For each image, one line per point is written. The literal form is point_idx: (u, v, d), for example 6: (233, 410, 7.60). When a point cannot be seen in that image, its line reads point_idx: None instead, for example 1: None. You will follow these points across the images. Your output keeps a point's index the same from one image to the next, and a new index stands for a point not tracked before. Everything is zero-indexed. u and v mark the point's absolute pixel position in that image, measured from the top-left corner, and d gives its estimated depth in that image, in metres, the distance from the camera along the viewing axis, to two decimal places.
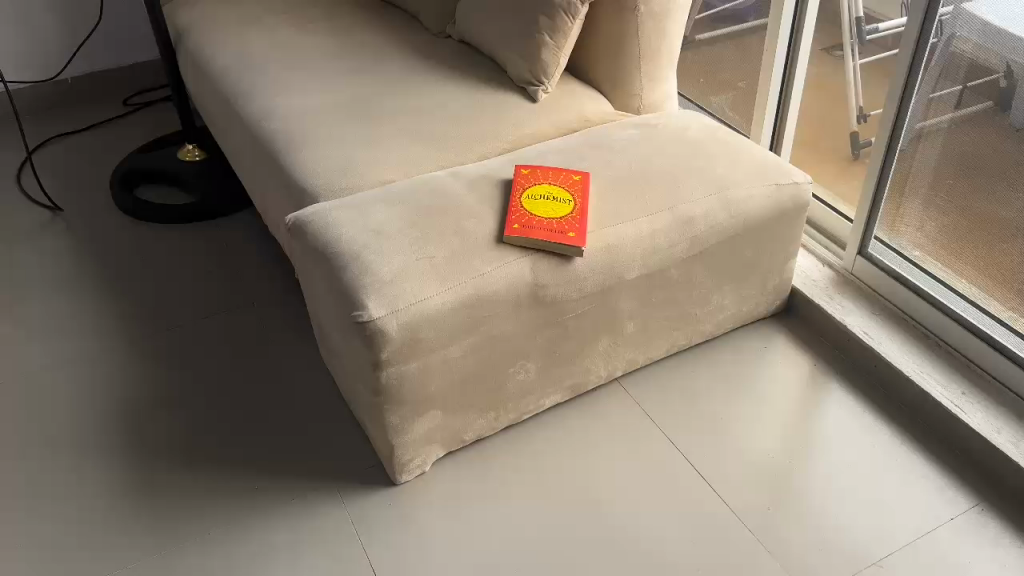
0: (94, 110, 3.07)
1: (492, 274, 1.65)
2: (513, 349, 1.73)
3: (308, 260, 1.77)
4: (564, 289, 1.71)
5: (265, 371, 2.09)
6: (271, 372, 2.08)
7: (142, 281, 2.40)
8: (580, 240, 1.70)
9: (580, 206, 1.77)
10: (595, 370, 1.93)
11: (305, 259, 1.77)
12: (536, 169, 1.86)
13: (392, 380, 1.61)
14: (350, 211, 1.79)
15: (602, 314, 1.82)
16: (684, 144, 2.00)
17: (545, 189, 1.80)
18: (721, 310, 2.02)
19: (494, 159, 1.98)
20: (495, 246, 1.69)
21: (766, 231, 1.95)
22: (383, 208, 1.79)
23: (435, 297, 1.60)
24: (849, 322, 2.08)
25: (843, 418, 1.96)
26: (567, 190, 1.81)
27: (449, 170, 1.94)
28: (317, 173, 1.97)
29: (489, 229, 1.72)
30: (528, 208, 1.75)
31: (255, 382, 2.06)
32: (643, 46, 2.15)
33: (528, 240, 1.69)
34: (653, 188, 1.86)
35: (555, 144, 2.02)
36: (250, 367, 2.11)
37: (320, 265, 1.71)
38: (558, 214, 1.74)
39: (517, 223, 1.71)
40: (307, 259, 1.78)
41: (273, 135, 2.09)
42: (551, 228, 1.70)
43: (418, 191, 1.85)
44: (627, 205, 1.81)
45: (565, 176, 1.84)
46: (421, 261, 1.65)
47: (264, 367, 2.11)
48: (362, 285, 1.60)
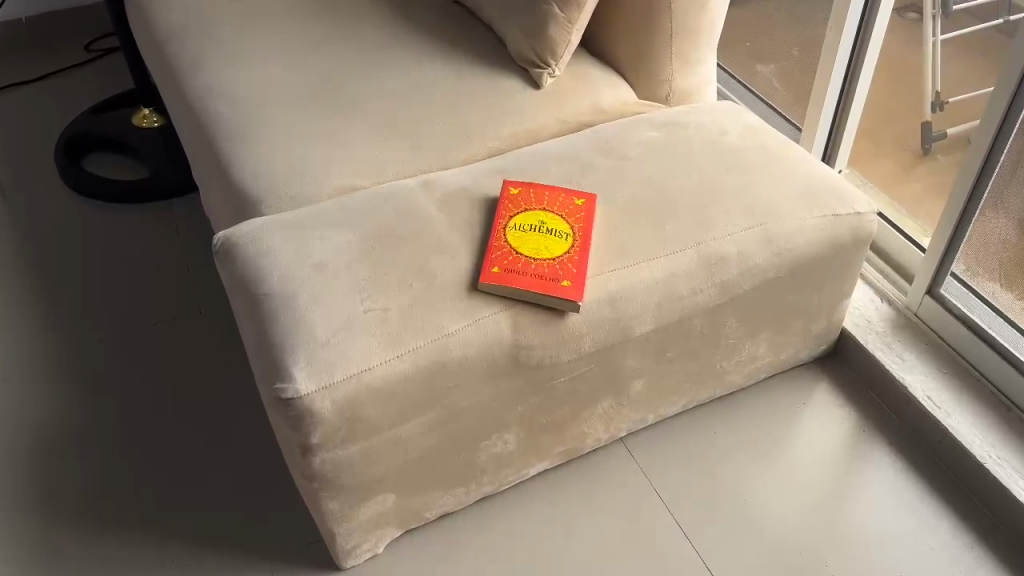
0: (50, 57, 2.71)
1: (459, 334, 1.29)
2: (486, 422, 1.37)
3: (234, 297, 1.41)
4: (553, 351, 1.34)
5: (204, 405, 1.76)
6: (210, 408, 1.75)
7: (77, 274, 2.06)
8: (577, 294, 1.32)
9: (582, 243, 1.38)
10: (594, 435, 1.57)
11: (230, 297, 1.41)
12: (530, 189, 1.47)
13: (327, 466, 1.27)
14: (291, 236, 1.42)
15: (603, 375, 1.45)
16: (719, 155, 1.58)
17: (538, 219, 1.41)
18: (753, 361, 1.65)
19: (479, 168, 1.58)
20: (467, 295, 1.32)
21: (818, 271, 1.55)
22: (331, 235, 1.41)
23: (382, 366, 1.24)
24: (910, 384, 1.67)
25: (895, 504, 1.59)
26: (566, 220, 1.41)
27: (422, 181, 1.55)
28: (261, 174, 1.59)
29: (459, 272, 1.35)
30: (514, 244, 1.37)
31: (191, 418, 1.74)
32: (677, 21, 1.72)
33: (510, 290, 1.32)
34: (676, 218, 1.46)
35: (556, 150, 1.62)
36: (187, 398, 1.78)
37: (246, 309, 1.36)
38: (551, 255, 1.36)
39: (498, 266, 1.33)
40: (232, 295, 1.42)
41: (217, 121, 1.71)
42: (542, 276, 1.33)
43: (376, 213, 1.46)
44: (640, 243, 1.42)
45: (565, 200, 1.45)
46: (370, 313, 1.28)
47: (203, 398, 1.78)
48: (292, 345, 1.25)
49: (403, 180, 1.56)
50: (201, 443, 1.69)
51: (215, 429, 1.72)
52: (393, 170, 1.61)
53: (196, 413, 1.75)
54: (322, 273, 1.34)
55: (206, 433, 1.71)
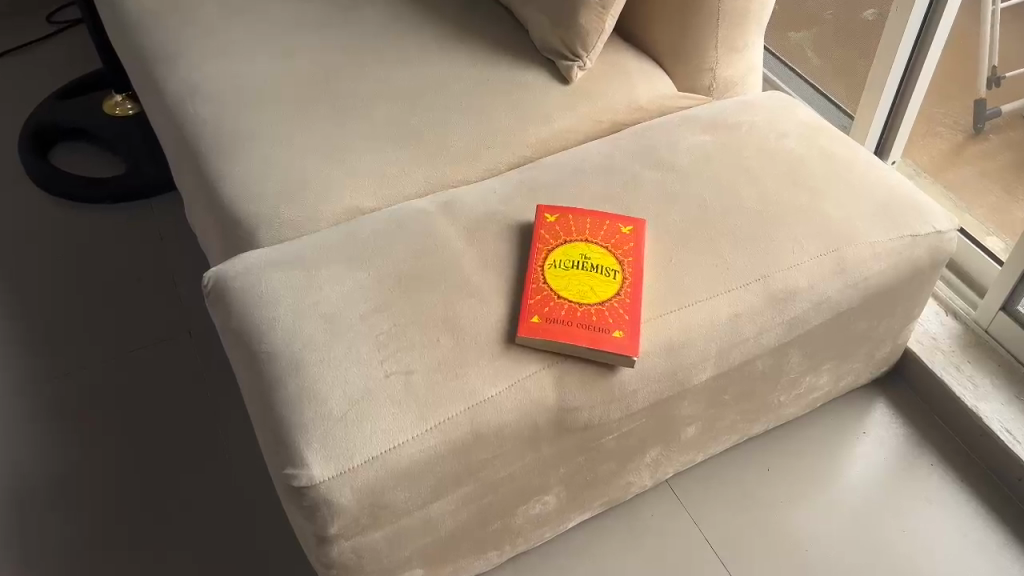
0: (12, 31, 2.45)
1: (496, 400, 1.10)
2: (525, 488, 1.20)
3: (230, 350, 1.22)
4: (602, 411, 1.17)
5: (198, 445, 1.58)
6: (206, 449, 1.58)
7: (50, 288, 1.85)
8: (631, 347, 1.14)
9: (633, 285, 1.19)
10: (638, 482, 1.40)
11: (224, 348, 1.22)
12: (568, 216, 1.27)
13: (347, 554, 1.10)
14: (293, 277, 1.22)
15: (654, 426, 1.28)
16: (779, 165, 1.38)
17: (581, 254, 1.22)
18: (812, 391, 1.48)
19: (505, 186, 1.39)
20: (504, 352, 1.13)
21: (891, 297, 1.37)
22: (340, 277, 1.22)
23: (410, 444, 1.06)
24: (986, 414, 1.50)
25: (971, 549, 1.44)
26: (613, 254, 1.22)
27: (441, 203, 1.35)
28: (254, 194, 1.38)
29: (493, 322, 1.16)
30: (555, 286, 1.17)
31: (183, 460, 1.56)
32: (727, 5, 1.50)
33: (553, 346, 1.13)
34: (736, 247, 1.28)
35: (592, 161, 1.42)
36: (178, 436, 1.60)
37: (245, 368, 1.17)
38: (599, 299, 1.17)
39: (539, 315, 1.14)
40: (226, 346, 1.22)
41: (201, 127, 1.49)
42: (590, 327, 1.14)
43: (390, 247, 1.26)
44: (697, 280, 1.24)
45: (609, 229, 1.25)
46: (392, 378, 1.10)
47: (197, 436, 1.60)
48: (302, 420, 1.06)
49: (419, 202, 1.36)
50: (196, 491, 1.52)
51: (211, 474, 1.54)
52: (406, 187, 1.40)
53: (189, 454, 1.57)
54: (332, 327, 1.15)
55: (200, 479, 1.53)
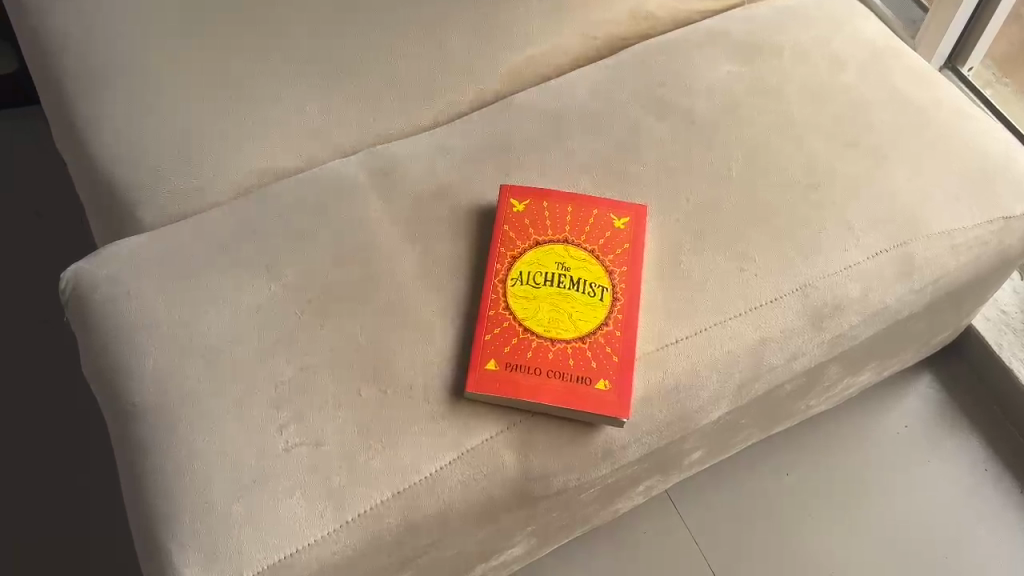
0: None
1: (437, 476, 0.83)
2: (478, 556, 0.95)
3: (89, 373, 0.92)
4: (579, 474, 0.89)
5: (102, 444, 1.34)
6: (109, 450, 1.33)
7: None
8: (620, 404, 0.84)
9: (626, 310, 0.89)
10: (628, 507, 1.14)
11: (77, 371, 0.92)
12: (544, 200, 0.94)
13: None
14: (175, 288, 0.92)
15: (648, 467, 1.00)
16: (831, 115, 1.03)
17: (558, 264, 0.90)
18: (850, 387, 1.19)
19: (463, 140, 1.04)
20: (448, 406, 0.84)
21: (964, 293, 1.06)
22: (235, 289, 0.91)
23: (316, 544, 0.79)
24: None
25: None
26: (602, 263, 0.91)
27: (376, 167, 1.01)
28: (133, 150, 1.05)
29: (434, 364, 0.86)
30: (520, 316, 0.87)
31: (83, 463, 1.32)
32: None
33: (514, 402, 0.84)
34: (770, 242, 0.95)
35: (580, 102, 1.06)
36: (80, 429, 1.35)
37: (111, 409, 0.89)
38: (579, 333, 0.86)
39: (496, 360, 0.85)
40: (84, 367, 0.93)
41: (68, 49, 1.13)
42: (565, 376, 0.84)
43: (304, 242, 0.94)
44: (713, 294, 0.92)
45: (598, 225, 0.93)
46: (297, 450, 0.82)
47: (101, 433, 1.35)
48: (177, 509, 0.79)
49: (347, 167, 1.02)
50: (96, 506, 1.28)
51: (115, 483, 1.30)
52: (338, 143, 1.07)
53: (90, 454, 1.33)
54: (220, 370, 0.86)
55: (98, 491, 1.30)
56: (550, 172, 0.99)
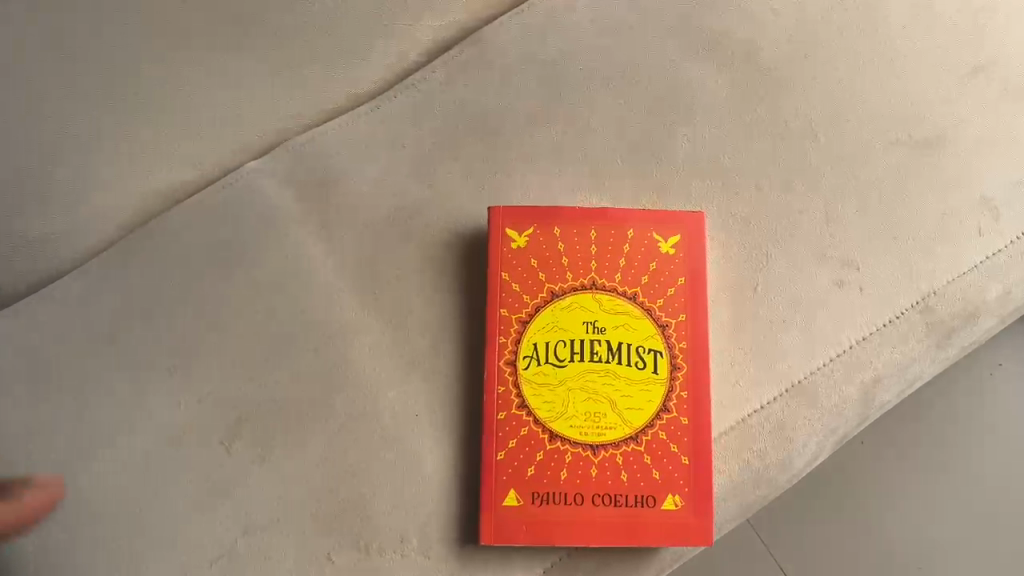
0: None
1: None
2: None
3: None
4: None
5: None
6: None
7: None
8: (698, 530, 0.60)
9: (690, 383, 0.62)
10: None
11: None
12: (554, 225, 0.64)
13: None
14: (44, 415, 0.63)
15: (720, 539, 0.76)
16: (940, 32, 0.73)
17: (587, 327, 0.62)
18: None
19: (418, 121, 0.71)
20: (469, 558, 0.60)
21: None
22: (133, 410, 0.63)
23: None
24: None
25: None
26: (648, 315, 0.63)
27: (298, 185, 0.69)
28: None
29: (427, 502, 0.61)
30: (543, 416, 0.61)
31: None
32: None
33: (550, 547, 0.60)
34: (869, 243, 0.68)
35: (588, 42, 0.73)
36: None
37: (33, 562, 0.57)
38: (629, 433, 0.61)
39: (516, 491, 0.60)
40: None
41: None
42: (616, 501, 0.60)
43: (215, 323, 0.65)
44: (801, 330, 0.67)
45: (636, 256, 0.64)
46: None
47: None
48: None
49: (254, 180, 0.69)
50: None
51: None
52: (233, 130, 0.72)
53: None
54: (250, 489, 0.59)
55: None
56: (550, 171, 0.70)
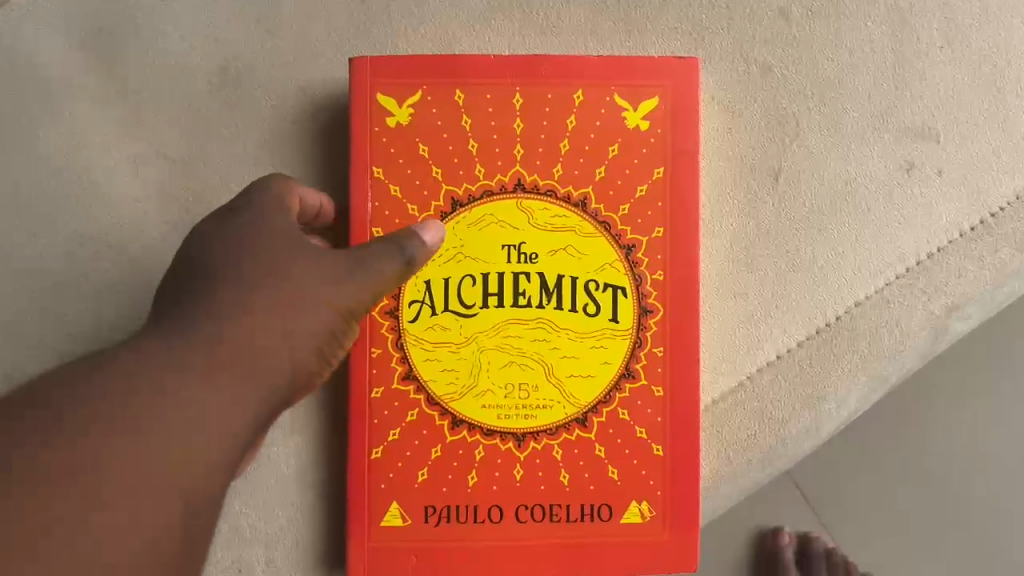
0: None
1: None
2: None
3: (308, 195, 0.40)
4: None
5: None
6: None
7: None
8: (673, 552, 0.41)
9: (670, 336, 0.41)
10: None
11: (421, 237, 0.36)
12: (456, 90, 0.40)
13: None
14: None
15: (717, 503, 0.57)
16: None
17: (507, 255, 0.40)
18: None
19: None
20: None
21: None
22: None
23: None
24: None
25: None
26: (605, 231, 0.41)
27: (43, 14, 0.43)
28: None
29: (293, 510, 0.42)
30: (442, 395, 0.40)
31: None
32: None
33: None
34: (960, 100, 0.44)
35: None
36: None
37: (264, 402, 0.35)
38: (572, 415, 0.40)
39: (401, 505, 0.40)
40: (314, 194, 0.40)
41: None
42: (552, 515, 0.40)
43: None
44: (841, 241, 0.44)
45: (589, 137, 0.41)
46: None
47: None
48: None
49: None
50: None
51: None
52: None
53: None
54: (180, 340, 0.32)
55: None
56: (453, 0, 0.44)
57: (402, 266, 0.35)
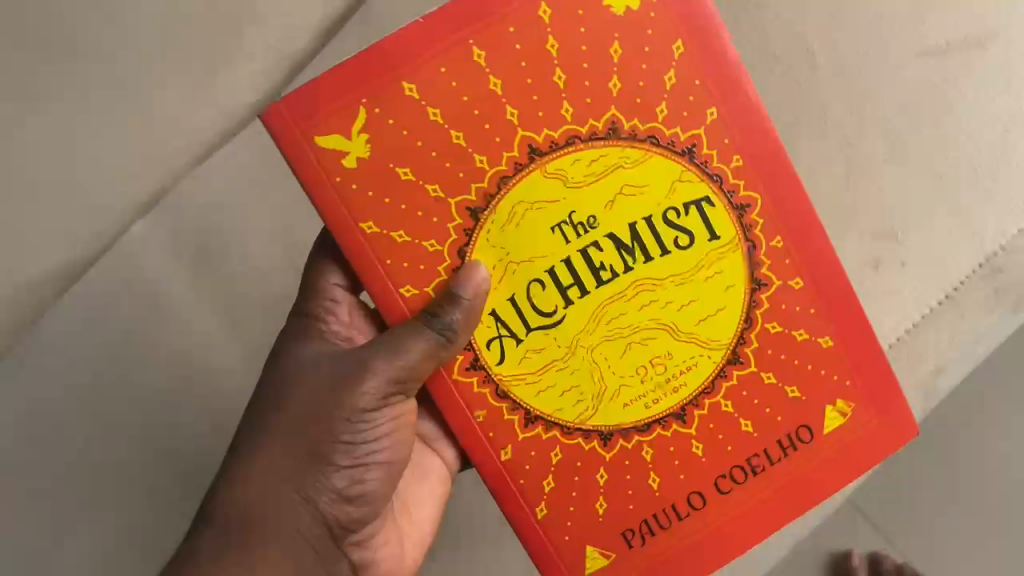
0: None
1: None
2: None
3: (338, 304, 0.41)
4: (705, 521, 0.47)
5: None
6: None
7: None
8: (890, 425, 0.42)
9: (780, 226, 0.39)
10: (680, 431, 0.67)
11: (461, 296, 0.37)
12: (403, 82, 0.36)
13: None
14: None
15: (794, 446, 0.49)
16: None
17: (565, 236, 0.38)
18: None
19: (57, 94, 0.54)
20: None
21: None
22: None
23: None
24: None
25: None
26: (670, 153, 0.38)
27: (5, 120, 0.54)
28: None
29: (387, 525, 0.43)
30: (575, 419, 0.40)
31: None
32: None
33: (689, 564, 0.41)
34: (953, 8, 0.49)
35: None
36: None
37: (372, 500, 0.40)
38: (722, 360, 0.40)
39: (597, 546, 0.41)
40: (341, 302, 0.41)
41: None
42: (755, 468, 0.41)
43: None
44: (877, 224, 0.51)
45: (606, 57, 0.37)
46: None
47: None
48: None
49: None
50: None
51: None
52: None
53: None
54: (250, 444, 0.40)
55: None
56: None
57: (428, 335, 0.36)
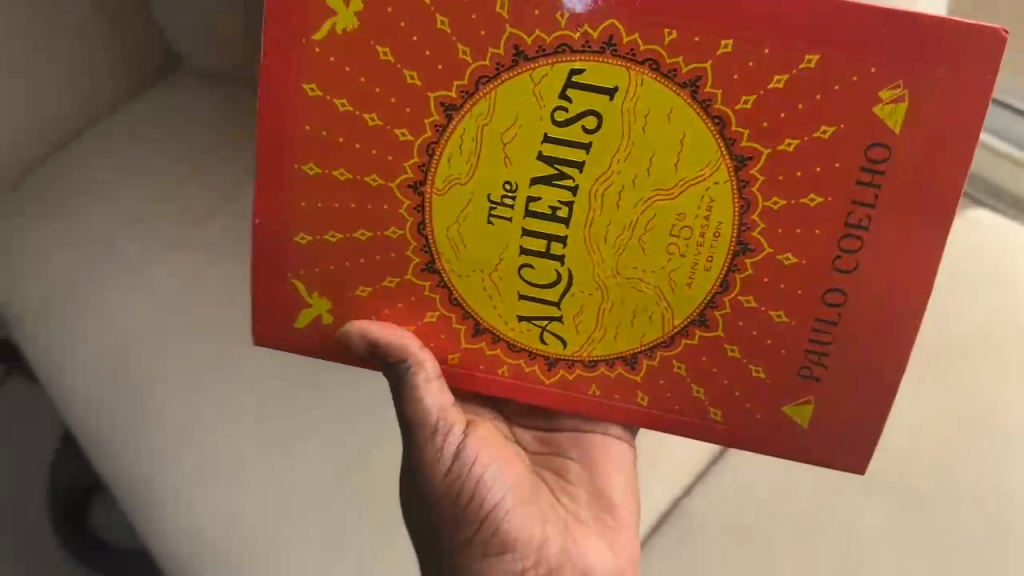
0: None
1: None
2: None
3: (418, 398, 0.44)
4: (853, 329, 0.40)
5: None
6: None
7: None
8: (964, 68, 0.32)
9: (652, 25, 0.33)
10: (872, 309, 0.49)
11: (374, 349, 0.38)
12: (295, 237, 0.38)
13: None
14: None
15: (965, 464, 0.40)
16: None
17: (504, 219, 0.37)
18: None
19: (173, 124, 0.55)
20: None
21: None
22: None
23: None
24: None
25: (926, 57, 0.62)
26: (506, 76, 0.35)
27: (59, 200, 0.53)
28: None
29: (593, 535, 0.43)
30: (662, 329, 0.38)
31: None
32: None
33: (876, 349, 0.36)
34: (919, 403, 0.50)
35: None
36: None
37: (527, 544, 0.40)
38: (728, 174, 0.35)
39: (789, 400, 0.38)
40: None
41: None
42: (860, 223, 0.35)
43: None
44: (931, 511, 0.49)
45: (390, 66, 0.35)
46: None
47: None
48: None
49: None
50: None
51: None
52: (21, 207, 0.54)
53: None
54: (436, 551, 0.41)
55: None
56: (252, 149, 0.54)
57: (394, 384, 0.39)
